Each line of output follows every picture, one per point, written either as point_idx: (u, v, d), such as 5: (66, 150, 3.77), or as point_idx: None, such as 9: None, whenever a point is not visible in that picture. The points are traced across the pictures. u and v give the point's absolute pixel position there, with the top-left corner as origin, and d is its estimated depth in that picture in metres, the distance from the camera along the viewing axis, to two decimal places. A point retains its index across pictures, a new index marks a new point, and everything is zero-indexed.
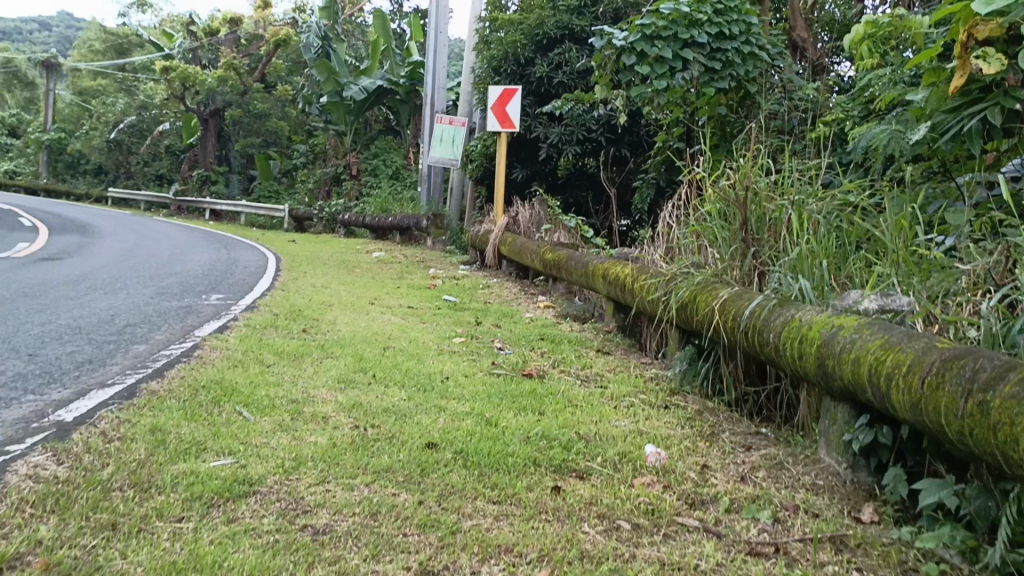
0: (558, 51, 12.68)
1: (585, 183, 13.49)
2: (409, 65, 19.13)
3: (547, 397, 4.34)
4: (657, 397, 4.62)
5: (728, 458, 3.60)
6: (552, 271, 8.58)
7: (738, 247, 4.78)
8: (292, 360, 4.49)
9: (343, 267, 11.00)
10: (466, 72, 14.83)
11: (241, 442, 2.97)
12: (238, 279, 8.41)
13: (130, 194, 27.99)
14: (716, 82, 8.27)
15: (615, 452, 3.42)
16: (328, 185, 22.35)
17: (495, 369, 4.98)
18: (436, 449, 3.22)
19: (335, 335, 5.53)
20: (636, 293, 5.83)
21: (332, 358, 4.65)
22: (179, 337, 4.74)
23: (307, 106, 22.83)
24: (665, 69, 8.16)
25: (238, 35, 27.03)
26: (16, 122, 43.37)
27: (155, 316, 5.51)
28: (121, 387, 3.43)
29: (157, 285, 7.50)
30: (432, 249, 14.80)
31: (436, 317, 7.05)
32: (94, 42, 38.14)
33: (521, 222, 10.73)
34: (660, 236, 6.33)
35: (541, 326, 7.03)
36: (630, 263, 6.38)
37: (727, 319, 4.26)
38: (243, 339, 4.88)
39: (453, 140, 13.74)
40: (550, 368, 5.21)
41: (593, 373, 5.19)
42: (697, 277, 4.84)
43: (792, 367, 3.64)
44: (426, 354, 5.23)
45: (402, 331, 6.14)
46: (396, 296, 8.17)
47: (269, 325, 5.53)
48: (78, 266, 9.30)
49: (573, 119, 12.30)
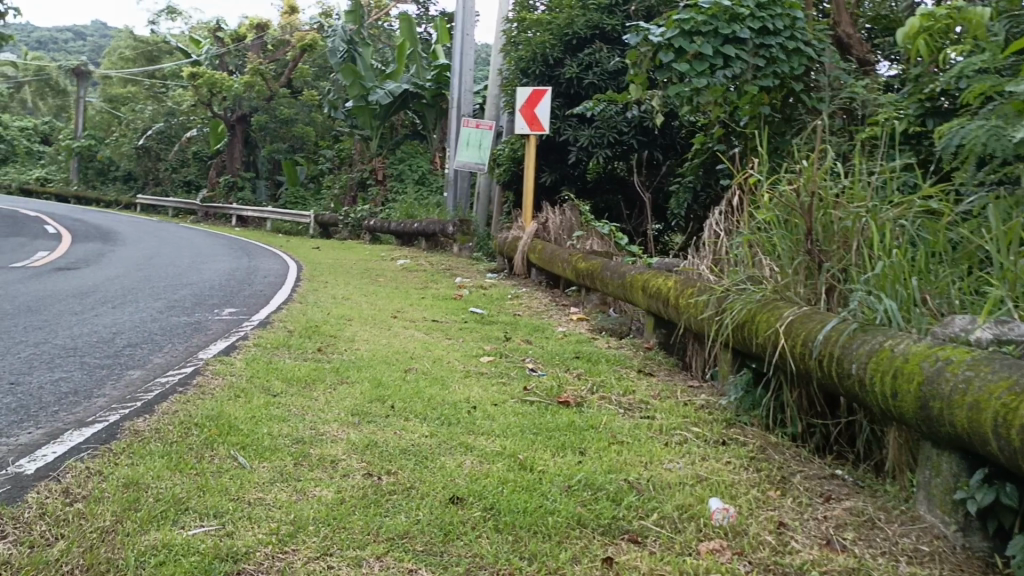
0: (587, 52, 12.19)
1: (617, 187, 12.96)
2: (435, 69, 18.74)
3: (587, 431, 3.82)
4: (711, 430, 4.07)
5: (805, 511, 3.05)
6: (585, 280, 8.06)
7: (802, 260, 4.22)
8: (302, 387, 4.03)
9: (367, 275, 10.59)
10: (493, 73, 14.43)
11: (230, 499, 2.50)
12: (254, 290, 8.01)
13: (157, 201, 28.00)
14: (760, 80, 7.69)
15: (672, 506, 2.91)
16: (354, 191, 22.00)
17: (527, 396, 4.47)
18: (462, 504, 2.72)
19: (352, 356, 5.07)
20: (681, 308, 5.28)
21: (346, 385, 4.19)
22: (180, 361, 4.31)
23: (333, 111, 22.55)
24: (705, 67, 7.63)
25: (265, 40, 26.92)
26: (49, 129, 44.33)
27: (158, 335, 5.10)
28: (100, 427, 2.99)
29: (170, 297, 7.12)
30: (459, 256, 14.36)
31: (462, 332, 6.57)
32: (124, 49, 38.43)
33: (551, 228, 10.20)
34: (706, 245, 5.78)
35: (576, 341, 6.51)
36: (673, 275, 5.84)
37: (795, 343, 3.70)
38: (251, 362, 4.43)
39: (479, 143, 13.35)
40: (589, 393, 4.68)
41: (637, 399, 4.64)
42: (756, 294, 4.28)
43: (880, 406, 3.09)
44: (450, 377, 4.74)
45: (426, 350, 5.66)
46: (420, 308, 7.71)
47: (281, 345, 5.09)
48: (93, 276, 9.00)
49: (604, 120, 11.78)
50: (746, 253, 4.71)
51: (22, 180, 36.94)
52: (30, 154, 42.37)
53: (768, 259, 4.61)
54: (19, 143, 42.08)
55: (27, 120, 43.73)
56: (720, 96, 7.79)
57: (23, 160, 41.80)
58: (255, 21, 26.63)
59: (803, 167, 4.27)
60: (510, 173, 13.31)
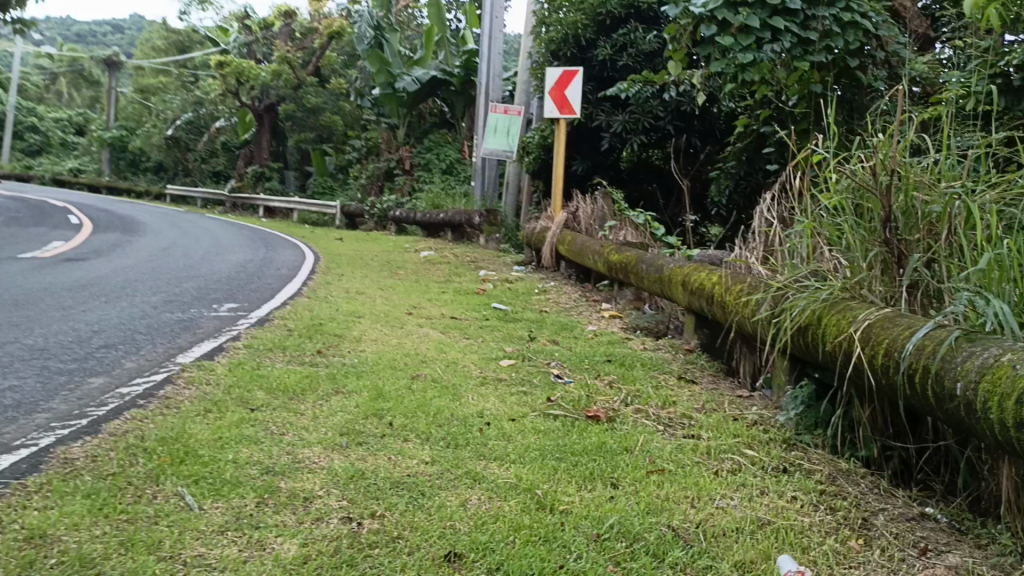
0: (622, 32, 11.48)
1: (652, 175, 12.25)
2: (464, 54, 18.18)
3: (621, 455, 3.20)
4: (769, 454, 3.42)
5: (899, 572, 2.39)
6: (618, 275, 7.42)
7: (878, 253, 3.53)
8: (287, 400, 3.46)
9: (387, 268, 10.07)
10: (522, 57, 13.80)
11: (158, 559, 1.96)
12: (262, 283, 7.52)
13: (187, 191, 27.91)
14: (810, 55, 6.94)
15: (727, 565, 2.29)
16: (380, 180, 21.47)
17: (551, 409, 3.86)
18: (460, 565, 2.13)
19: (354, 361, 4.50)
20: (729, 307, 4.62)
21: (342, 397, 3.62)
22: (154, 366, 3.80)
23: (360, 99, 22.12)
24: (751, 41, 6.90)
25: (293, 28, 26.58)
26: (83, 120, 44.81)
27: (141, 334, 4.61)
28: (21, 456, 2.50)
29: (171, 291, 6.66)
30: (485, 247, 13.78)
31: (482, 331, 5.99)
32: (157, 40, 38.52)
33: (582, 218, 9.56)
34: (757, 236, 5.11)
35: (607, 341, 5.88)
36: (719, 269, 5.18)
37: (875, 352, 3.03)
38: (235, 367, 3.88)
39: (507, 130, 12.78)
40: (621, 405, 4.05)
41: (679, 412, 4.00)
42: (822, 292, 3.61)
43: (995, 435, 2.42)
44: (463, 386, 4.14)
45: (439, 352, 5.08)
46: (438, 303, 7.14)
47: (276, 346, 4.55)
48: (99, 268, 8.63)
49: (640, 103, 11.11)
50: (806, 243, 4.03)
51: (56, 170, 37.26)
52: (64, 145, 42.92)
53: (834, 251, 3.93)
54: (53, 134, 42.62)
55: (63, 111, 44.20)
56: (766, 73, 7.05)
57: (56, 152, 42.25)
58: (283, 9, 26.24)
59: (879, 141, 3.58)
60: (540, 161, 12.68)
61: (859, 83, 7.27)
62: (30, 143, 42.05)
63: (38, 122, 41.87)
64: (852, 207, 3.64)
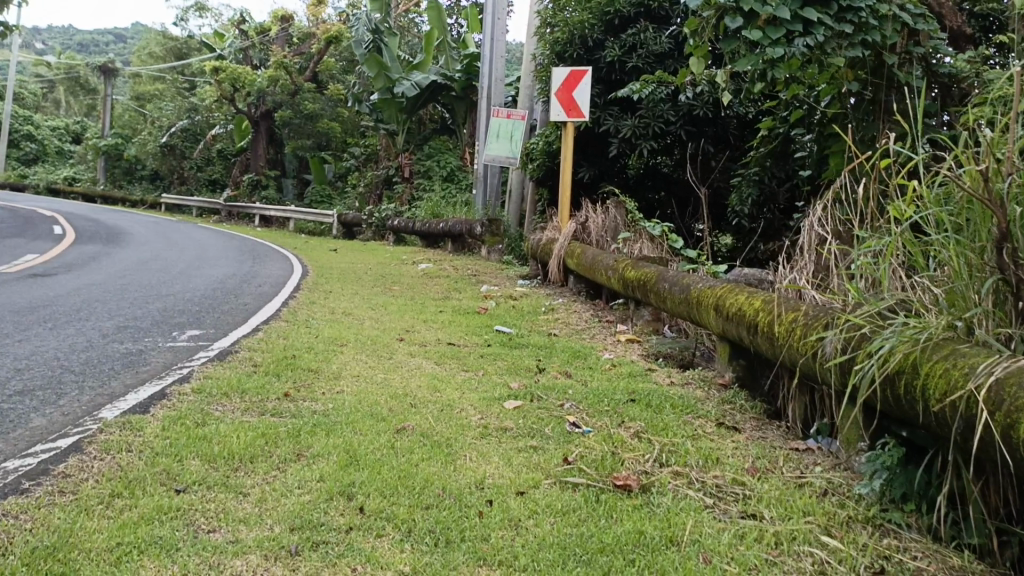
0: (631, 31, 10.74)
1: (661, 183, 11.54)
2: (466, 58, 17.45)
3: (662, 555, 2.41)
4: (856, 544, 2.61)
5: None
6: (635, 293, 6.64)
7: (992, 282, 2.73)
8: (229, 474, 2.68)
9: (381, 283, 9.28)
10: (526, 59, 13.07)
11: None
12: (237, 304, 6.72)
13: (182, 200, 27.19)
14: (846, 51, 5.99)
15: None
16: (379, 189, 20.61)
17: (568, 476, 3.07)
18: None
19: (326, 407, 3.69)
20: (778, 340, 3.84)
21: (302, 466, 2.83)
22: (65, 424, 3.01)
23: (357, 104, 21.35)
24: (782, 33, 5.94)
25: (290, 32, 25.77)
26: (80, 129, 44.02)
27: (72, 374, 3.85)
28: None
29: (130, 314, 5.88)
30: (486, 259, 13.01)
31: (484, 362, 5.21)
32: (154, 47, 37.82)
33: (593, 229, 8.78)
34: (809, 252, 4.33)
35: (627, 374, 5.10)
36: (763, 292, 4.39)
37: (1015, 422, 2.23)
38: (173, 423, 3.09)
39: (510, 135, 12.07)
40: (657, 468, 3.25)
41: (727, 476, 3.19)
42: (916, 332, 2.81)
43: None
44: (458, 443, 3.36)
45: (431, 393, 4.27)
46: (434, 326, 6.36)
47: (234, 390, 3.75)
48: (64, 285, 7.86)
49: (649, 107, 10.28)
50: (883, 264, 3.23)
51: (51, 179, 36.52)
52: (60, 154, 42.27)
53: (921, 276, 3.16)
54: (49, 143, 41.85)
55: (60, 120, 43.48)
56: (797, 70, 6.22)
57: (54, 160, 41.52)
58: (279, 13, 25.50)
59: (989, 138, 2.79)
60: (545, 168, 11.93)
61: (896, 82, 6.41)
62: (27, 152, 41.28)
63: (34, 130, 41.35)
64: (950, 222, 2.84)
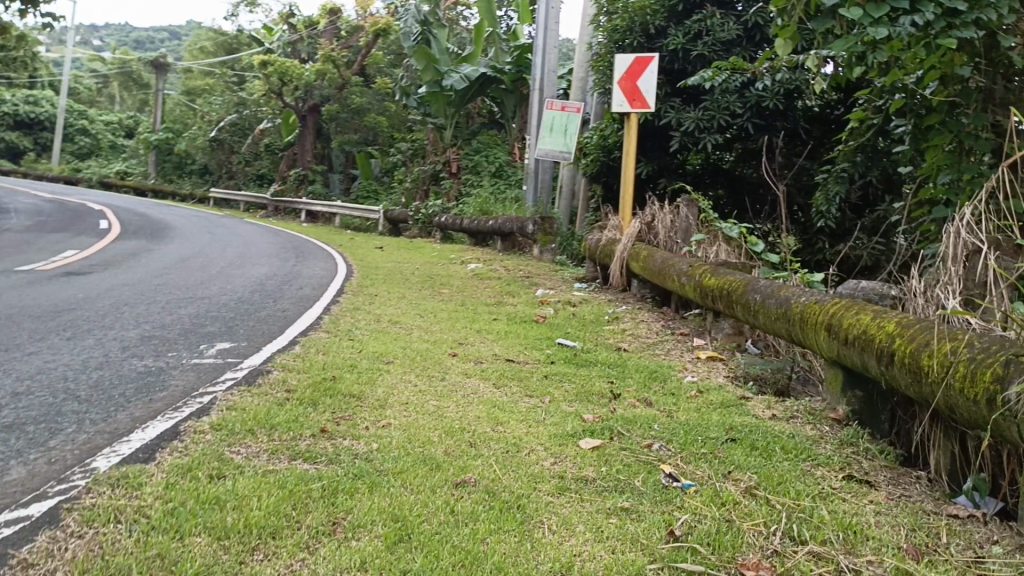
0: (696, 17, 9.93)
1: (721, 179, 10.70)
2: (516, 49, 17.00)
3: None
4: None
5: None
6: (715, 303, 5.88)
7: None
8: (244, 556, 2.05)
9: (429, 285, 8.66)
10: (580, 49, 12.31)
11: None
12: (275, 311, 6.14)
13: (230, 194, 27.06)
14: (959, 31, 4.53)
15: None
16: (426, 184, 19.99)
17: (679, 558, 2.38)
18: None
19: (370, 449, 3.05)
20: (927, 378, 3.10)
21: (334, 544, 2.18)
22: (49, 482, 2.43)
23: (404, 97, 20.45)
24: (885, 10, 4.43)
25: (338, 26, 25.37)
26: (134, 124, 44.76)
27: (74, 402, 3.30)
28: None
29: (156, 322, 5.33)
30: (539, 258, 12.30)
31: (549, 385, 4.51)
32: (206, 42, 38.02)
33: (660, 230, 8.04)
34: (957, 267, 3.59)
35: (719, 403, 4.36)
36: (895, 312, 3.61)
37: None
38: (182, 476, 2.50)
39: (564, 128, 11.34)
40: (791, 546, 2.54)
41: (885, 563, 2.46)
42: None
43: None
44: (529, 504, 2.69)
45: (493, 427, 3.59)
46: (489, 338, 5.69)
47: (261, 424, 3.13)
48: (96, 285, 7.39)
49: (715, 98, 9.43)
50: None
51: (104, 173, 36.99)
52: (114, 148, 43.01)
53: None
54: (103, 137, 42.50)
55: (114, 115, 44.19)
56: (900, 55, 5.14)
57: (108, 154, 42.07)
58: (327, 5, 25.08)
59: None
60: (601, 164, 11.18)
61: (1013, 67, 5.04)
62: (81, 146, 41.74)
63: (89, 125, 42.00)
64: None
